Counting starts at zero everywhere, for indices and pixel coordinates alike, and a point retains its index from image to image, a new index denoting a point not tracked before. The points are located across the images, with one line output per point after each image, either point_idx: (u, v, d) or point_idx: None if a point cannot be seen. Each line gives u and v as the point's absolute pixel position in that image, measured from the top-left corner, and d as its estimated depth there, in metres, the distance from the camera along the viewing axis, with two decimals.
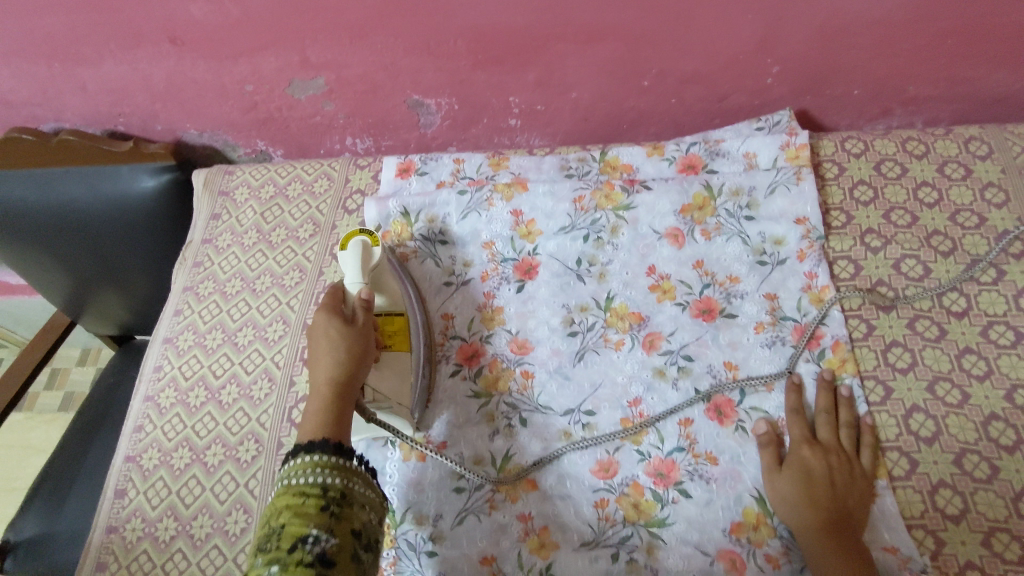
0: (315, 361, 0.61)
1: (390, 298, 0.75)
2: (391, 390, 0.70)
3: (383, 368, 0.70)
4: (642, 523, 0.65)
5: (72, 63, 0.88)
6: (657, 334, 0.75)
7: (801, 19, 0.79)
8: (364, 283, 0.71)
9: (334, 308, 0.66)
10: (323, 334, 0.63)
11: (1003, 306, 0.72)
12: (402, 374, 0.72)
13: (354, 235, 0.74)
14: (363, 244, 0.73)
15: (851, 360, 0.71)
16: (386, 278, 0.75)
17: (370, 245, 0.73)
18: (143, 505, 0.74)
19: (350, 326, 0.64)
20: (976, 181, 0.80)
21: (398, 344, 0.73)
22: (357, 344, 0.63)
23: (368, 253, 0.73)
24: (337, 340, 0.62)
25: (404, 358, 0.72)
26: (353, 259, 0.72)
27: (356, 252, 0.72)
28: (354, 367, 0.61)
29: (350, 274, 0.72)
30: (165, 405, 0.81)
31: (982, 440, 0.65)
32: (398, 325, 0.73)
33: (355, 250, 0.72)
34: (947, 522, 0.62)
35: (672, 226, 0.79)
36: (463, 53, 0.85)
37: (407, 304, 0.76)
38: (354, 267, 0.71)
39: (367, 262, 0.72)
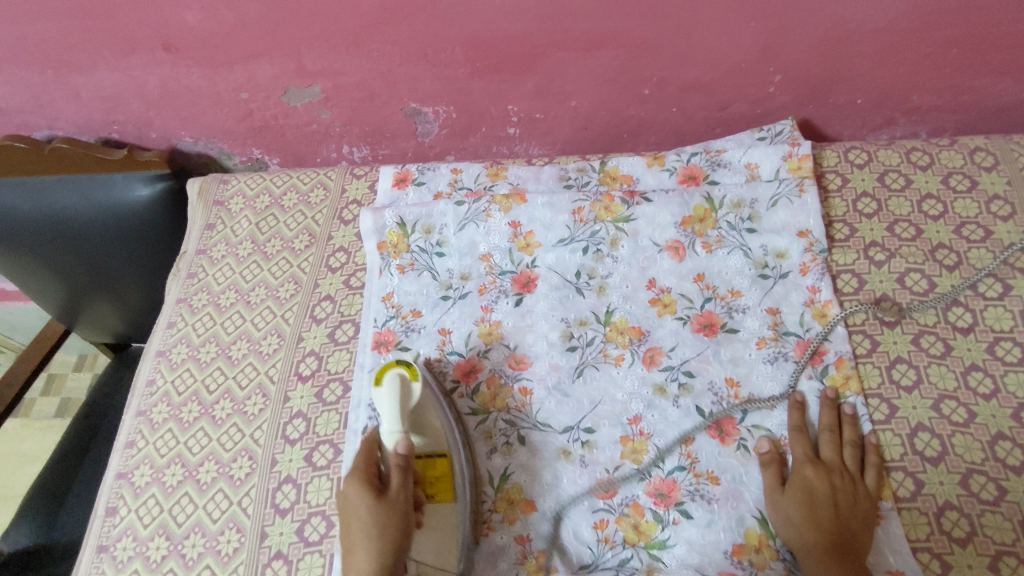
0: (349, 551, 0.57)
1: (431, 440, 0.67)
2: (436, 556, 0.64)
3: (426, 531, 0.64)
4: (642, 544, 0.64)
5: (65, 70, 0.87)
6: (657, 349, 0.73)
7: (804, 27, 0.78)
8: (400, 433, 0.63)
9: (367, 471, 0.61)
10: (354, 514, 0.58)
11: (1009, 322, 0.71)
12: (445, 532, 0.64)
13: (391, 367, 0.68)
14: (399, 381, 0.66)
15: (854, 377, 0.69)
16: (426, 415, 0.68)
17: (406, 381, 0.67)
18: (135, 522, 0.73)
19: (385, 496, 0.59)
20: (982, 193, 0.78)
21: (442, 495, 0.65)
22: (389, 526, 0.58)
23: (407, 392, 0.66)
24: (370, 528, 0.57)
25: (449, 511, 0.65)
26: (388, 400, 0.65)
27: (392, 392, 0.65)
28: (389, 558, 0.56)
29: (386, 422, 0.64)
30: (157, 420, 0.80)
31: (988, 460, 0.64)
32: (440, 471, 0.66)
33: (391, 391, 0.65)
34: (953, 545, 0.61)
35: (672, 239, 0.78)
36: (461, 61, 0.84)
37: (451, 436, 0.69)
38: (389, 415, 0.64)
39: (404, 405, 0.65)
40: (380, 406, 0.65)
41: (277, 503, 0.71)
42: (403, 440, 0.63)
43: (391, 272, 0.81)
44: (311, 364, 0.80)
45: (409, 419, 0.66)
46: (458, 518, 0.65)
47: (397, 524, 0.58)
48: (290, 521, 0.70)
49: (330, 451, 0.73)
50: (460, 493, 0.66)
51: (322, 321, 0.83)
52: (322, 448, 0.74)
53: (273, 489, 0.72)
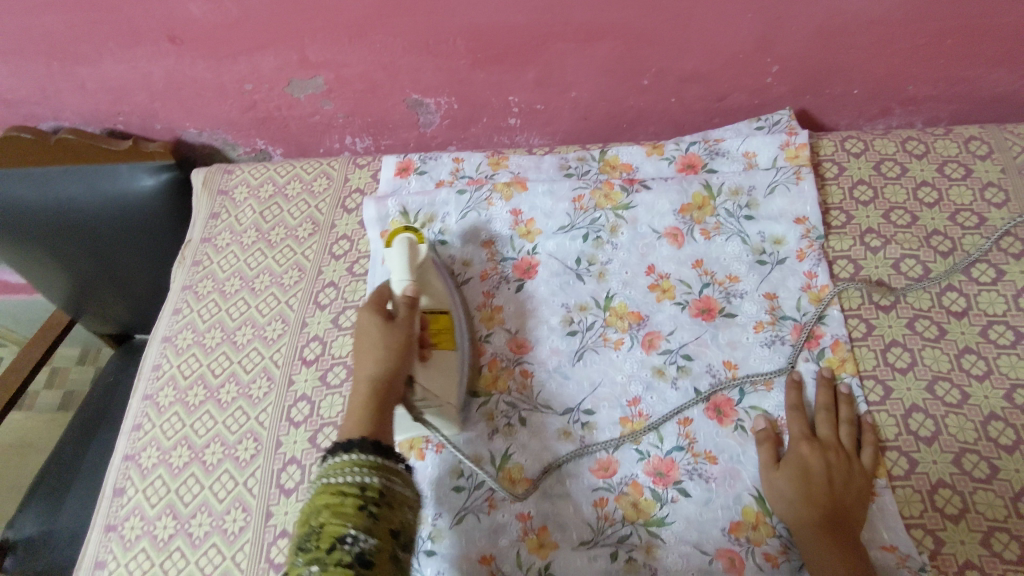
0: (358, 360, 0.60)
1: (434, 297, 0.73)
2: (439, 390, 0.68)
3: (430, 368, 0.67)
4: (641, 522, 0.65)
5: (71, 62, 0.88)
6: (656, 333, 0.75)
7: (800, 18, 0.79)
8: (409, 280, 0.68)
9: (378, 302, 0.64)
10: (367, 333, 0.61)
11: (1003, 305, 0.72)
12: (448, 374, 0.69)
13: (400, 232, 0.74)
14: (410, 242, 0.71)
15: (850, 360, 0.71)
16: (431, 275, 0.73)
17: (416, 242, 0.72)
18: (142, 502, 0.74)
19: (393, 320, 0.63)
20: (976, 181, 0.80)
21: (443, 343, 0.70)
22: (398, 339, 0.61)
23: (416, 249, 0.71)
24: (379, 342, 0.60)
25: (449, 358, 0.70)
26: (397, 254, 0.69)
27: (400, 249, 0.70)
28: (398, 367, 0.59)
29: (396, 272, 0.69)
30: (164, 403, 0.81)
31: (981, 440, 0.65)
32: (443, 323, 0.71)
33: (400, 248, 0.70)
34: (947, 522, 0.62)
35: (671, 225, 0.79)
36: (462, 52, 0.85)
37: (450, 300, 0.74)
38: (400, 265, 0.69)
39: (414, 259, 0.70)
40: (390, 261, 0.70)
41: (282, 483, 0.72)
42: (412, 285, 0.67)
43: None
44: (316, 348, 0.81)
45: (417, 270, 0.70)
46: (457, 363, 0.71)
47: (404, 345, 0.61)
48: (295, 501, 0.71)
49: (335, 432, 0.75)
50: (458, 344, 0.72)
51: (326, 307, 0.84)
52: (326, 430, 0.75)
53: (278, 469, 0.73)
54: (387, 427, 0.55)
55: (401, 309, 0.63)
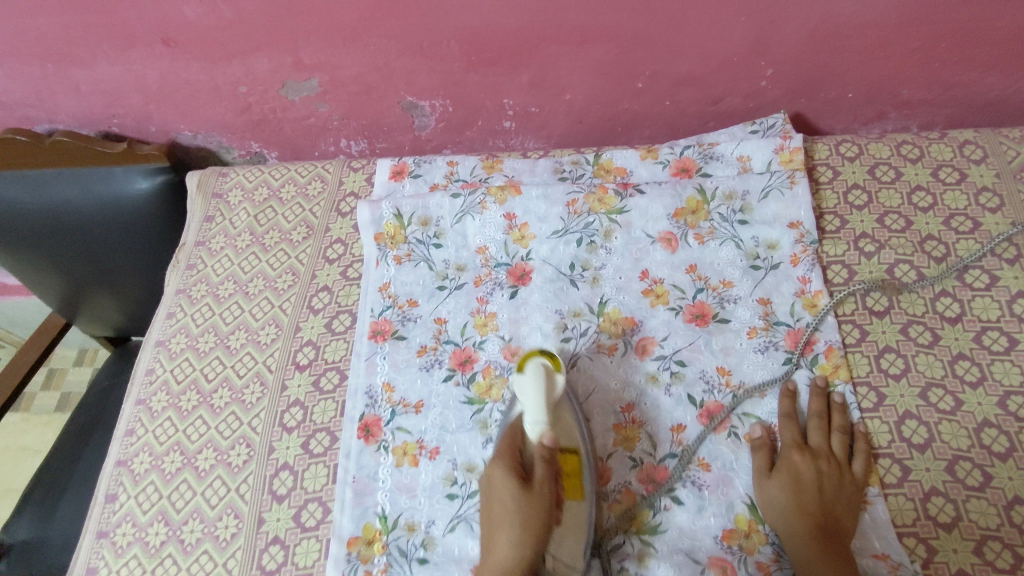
0: (493, 537, 0.60)
1: (567, 436, 0.66)
2: (571, 556, 0.62)
3: (560, 532, 0.63)
4: (633, 530, 0.65)
5: (65, 64, 0.88)
6: (650, 339, 0.74)
7: (795, 22, 0.79)
8: (545, 422, 0.64)
9: (512, 459, 0.63)
10: (500, 499, 0.61)
11: (996, 311, 0.72)
12: (577, 534, 0.63)
13: (534, 357, 0.69)
14: (545, 371, 0.66)
15: (844, 366, 0.70)
16: (562, 411, 0.67)
17: (551, 373, 0.66)
18: (134, 509, 0.74)
19: (527, 490, 0.61)
20: (971, 186, 0.79)
21: (574, 494, 0.64)
22: (532, 516, 0.60)
23: (551, 382, 0.66)
24: (512, 513, 0.60)
25: (580, 511, 0.63)
26: (532, 387, 0.65)
27: (534, 380, 0.65)
28: (528, 551, 0.59)
29: (529, 409, 0.64)
30: (156, 408, 0.81)
31: (974, 447, 0.65)
32: (573, 468, 0.65)
33: (535, 377, 0.65)
34: (939, 530, 0.62)
35: (664, 230, 0.79)
36: (456, 55, 0.84)
37: (583, 436, 0.67)
38: (535, 401, 0.64)
39: (549, 396, 0.65)
40: (523, 392, 0.66)
41: (274, 489, 0.72)
42: (548, 432, 0.63)
43: (388, 263, 0.82)
44: (309, 353, 0.81)
45: (552, 407, 0.65)
46: (589, 519, 0.64)
47: (541, 521, 0.60)
48: (287, 507, 0.71)
49: (327, 438, 0.75)
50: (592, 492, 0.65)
51: (319, 312, 0.84)
52: (318, 436, 0.75)
53: (271, 475, 0.73)
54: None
55: (536, 467, 0.61)
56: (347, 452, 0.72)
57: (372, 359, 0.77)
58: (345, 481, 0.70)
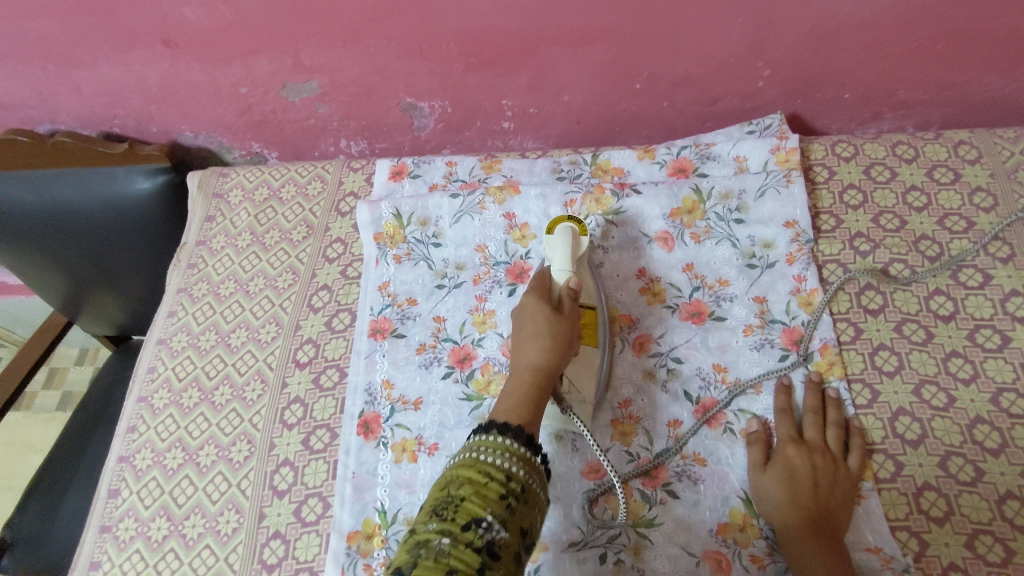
0: (521, 345, 0.62)
1: (586, 292, 0.72)
2: (582, 383, 0.68)
3: (577, 363, 0.68)
4: (630, 523, 0.66)
5: (67, 66, 0.88)
6: (647, 336, 0.75)
7: (790, 24, 0.79)
8: (571, 272, 0.67)
9: (542, 293, 0.65)
10: (534, 318, 0.63)
11: (990, 309, 0.72)
12: (592, 370, 0.69)
13: (562, 222, 0.72)
14: (570, 231, 0.71)
15: (839, 363, 0.71)
16: (583, 271, 0.73)
17: (576, 233, 0.71)
18: (136, 504, 0.75)
19: (558, 315, 0.63)
20: (965, 185, 0.80)
21: (591, 338, 0.70)
22: (563, 335, 0.62)
23: (576, 242, 0.71)
24: (543, 328, 0.62)
25: (594, 353, 0.70)
26: (559, 244, 0.69)
27: (563, 240, 0.70)
28: (559, 359, 0.61)
29: (557, 258, 0.69)
30: (158, 406, 0.81)
31: (967, 443, 0.66)
32: (590, 317, 0.71)
33: (563, 237, 0.70)
34: (932, 524, 0.62)
35: (661, 229, 0.80)
36: (455, 56, 0.85)
37: (597, 295, 0.74)
38: (561, 254, 0.69)
39: (573, 253, 0.70)
40: (552, 250, 0.70)
41: (275, 485, 0.73)
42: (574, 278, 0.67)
43: (388, 262, 0.83)
44: (309, 351, 0.81)
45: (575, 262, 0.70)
46: (599, 362, 0.70)
47: (568, 338, 0.62)
48: (288, 503, 0.72)
49: (328, 434, 0.75)
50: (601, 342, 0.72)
51: (319, 310, 0.84)
52: (319, 432, 0.76)
53: (272, 471, 0.74)
54: (538, 417, 0.58)
55: (566, 303, 0.65)
56: (347, 448, 0.73)
57: (372, 357, 0.78)
58: (344, 477, 0.71)
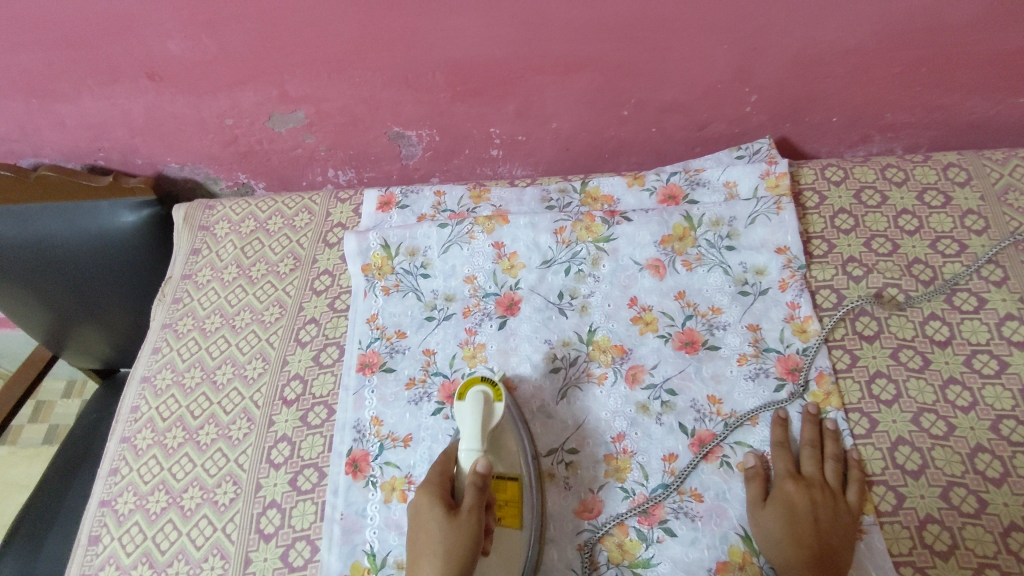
0: (417, 564, 0.57)
1: (505, 462, 0.68)
2: None
3: (493, 560, 0.62)
4: (626, 563, 0.65)
5: (50, 100, 0.88)
6: (639, 367, 0.74)
7: (777, 50, 0.79)
8: (479, 449, 0.64)
9: (439, 490, 0.61)
10: (428, 529, 0.58)
11: (986, 334, 0.71)
12: (511, 560, 0.63)
13: (474, 384, 0.69)
14: (484, 398, 0.67)
15: (835, 392, 0.70)
16: (505, 437, 0.69)
17: (490, 399, 0.67)
18: (118, 550, 0.73)
19: (456, 520, 0.58)
20: (956, 209, 0.80)
21: (511, 522, 0.65)
22: (458, 543, 0.57)
23: (489, 410, 0.67)
24: (438, 542, 0.57)
25: (515, 538, 0.64)
26: (468, 414, 0.66)
27: (474, 405, 0.67)
28: None
29: (465, 436, 0.65)
30: (141, 446, 0.80)
31: (968, 473, 0.64)
32: (510, 495, 0.66)
33: (474, 405, 0.66)
34: (936, 559, 0.61)
35: (652, 257, 0.79)
36: (442, 86, 0.85)
37: (524, 463, 0.69)
38: (469, 429, 0.65)
39: (486, 423, 0.66)
40: (461, 419, 0.66)
41: (261, 528, 0.71)
42: (482, 460, 0.62)
43: (376, 293, 0.82)
44: (296, 388, 0.80)
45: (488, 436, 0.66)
46: (523, 547, 0.64)
47: (466, 547, 0.57)
48: (275, 546, 0.70)
49: (315, 474, 0.73)
50: (528, 521, 0.66)
51: (307, 344, 0.83)
52: (306, 472, 0.74)
53: (258, 514, 0.72)
54: None
55: (467, 496, 0.59)
56: (335, 488, 0.71)
57: (360, 393, 0.76)
58: (332, 518, 0.69)
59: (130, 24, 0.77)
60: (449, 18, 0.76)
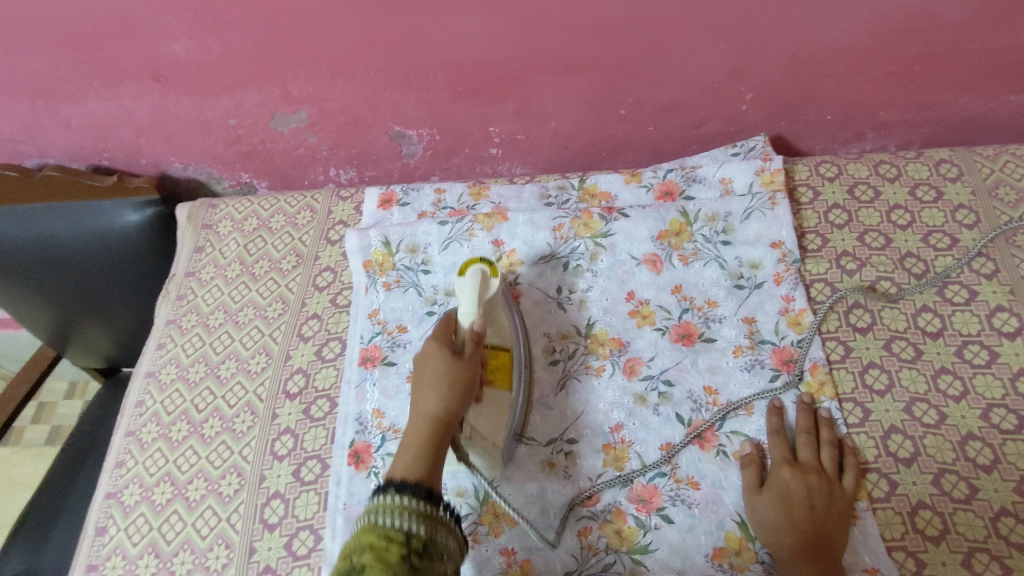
0: (418, 394, 0.62)
1: (498, 334, 0.72)
2: (488, 431, 0.67)
3: (484, 408, 0.67)
4: (624, 549, 0.65)
5: (56, 101, 0.89)
6: (637, 359, 0.75)
7: (771, 49, 0.81)
8: (477, 315, 0.67)
9: (444, 339, 0.65)
10: (433, 363, 0.63)
11: (977, 325, 0.73)
12: (498, 414, 0.68)
13: (474, 264, 0.71)
14: (482, 273, 0.70)
15: (829, 383, 0.71)
16: (498, 314, 0.72)
17: (488, 276, 0.70)
18: (124, 542, 0.74)
19: (458, 359, 0.63)
20: (947, 203, 0.81)
21: (501, 382, 0.69)
22: (460, 377, 0.62)
23: (487, 284, 0.70)
24: (442, 374, 0.62)
25: (503, 398, 0.69)
26: (468, 288, 0.68)
27: (473, 282, 0.69)
28: (455, 405, 0.61)
29: (465, 301, 0.68)
30: (146, 439, 0.81)
31: (959, 460, 0.66)
32: (501, 361, 0.70)
33: (472, 279, 0.69)
34: (927, 544, 0.62)
35: (649, 251, 0.80)
36: (442, 85, 0.86)
37: (514, 339, 0.73)
38: (468, 298, 0.68)
39: (482, 293, 0.69)
40: (461, 291, 0.69)
41: (265, 518, 0.72)
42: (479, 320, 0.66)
43: (378, 289, 0.83)
44: (299, 381, 0.81)
45: (484, 306, 0.69)
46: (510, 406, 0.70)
47: (466, 384, 0.62)
48: (278, 536, 0.71)
49: (318, 465, 0.75)
50: (515, 387, 0.71)
51: (309, 339, 0.84)
52: (309, 463, 0.75)
53: (262, 504, 0.73)
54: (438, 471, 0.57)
55: (468, 345, 0.65)
56: (338, 479, 0.72)
57: (362, 386, 0.77)
58: (335, 508, 0.70)
59: (136, 26, 0.79)
60: (449, 18, 0.78)
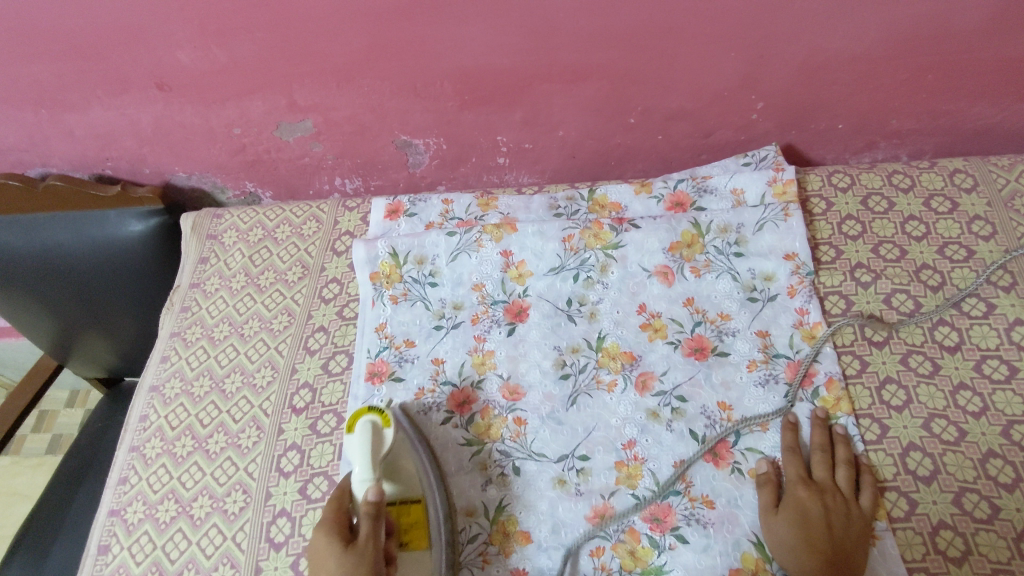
0: None
1: (404, 486, 0.67)
2: None
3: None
4: (638, 570, 0.64)
5: (58, 110, 0.88)
6: (649, 374, 0.74)
7: (783, 58, 0.80)
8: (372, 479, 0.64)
9: (337, 525, 0.60)
10: (329, 556, 0.57)
11: (995, 339, 0.72)
12: None
13: (362, 416, 0.68)
14: (371, 428, 0.66)
15: (845, 398, 0.70)
16: (400, 462, 0.67)
17: (378, 427, 0.67)
18: (128, 560, 0.73)
19: (353, 546, 0.57)
20: (963, 214, 0.80)
21: (417, 544, 0.64)
22: (360, 572, 0.56)
23: (378, 437, 0.66)
24: (340, 570, 0.56)
25: (423, 560, 0.63)
26: (359, 447, 0.65)
27: (361, 437, 0.65)
28: None
29: (357, 469, 0.64)
30: (150, 455, 0.79)
31: (980, 479, 0.64)
32: (413, 517, 0.65)
33: (362, 434, 0.65)
34: (949, 565, 0.61)
35: (660, 264, 0.79)
36: (450, 94, 0.85)
37: (423, 482, 0.68)
38: (361, 458, 0.64)
39: (376, 451, 0.65)
40: (352, 454, 0.65)
41: (271, 537, 0.71)
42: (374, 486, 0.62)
43: (384, 302, 0.82)
44: (305, 396, 0.80)
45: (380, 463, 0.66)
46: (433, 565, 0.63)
47: (369, 570, 0.56)
48: (285, 555, 0.69)
49: (325, 483, 0.73)
50: (437, 539, 0.65)
51: (316, 352, 0.83)
52: (316, 480, 0.74)
53: (268, 523, 0.72)
54: None
55: (363, 523, 0.59)
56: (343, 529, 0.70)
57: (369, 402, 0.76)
58: None
59: (140, 34, 0.78)
60: (457, 27, 0.77)
